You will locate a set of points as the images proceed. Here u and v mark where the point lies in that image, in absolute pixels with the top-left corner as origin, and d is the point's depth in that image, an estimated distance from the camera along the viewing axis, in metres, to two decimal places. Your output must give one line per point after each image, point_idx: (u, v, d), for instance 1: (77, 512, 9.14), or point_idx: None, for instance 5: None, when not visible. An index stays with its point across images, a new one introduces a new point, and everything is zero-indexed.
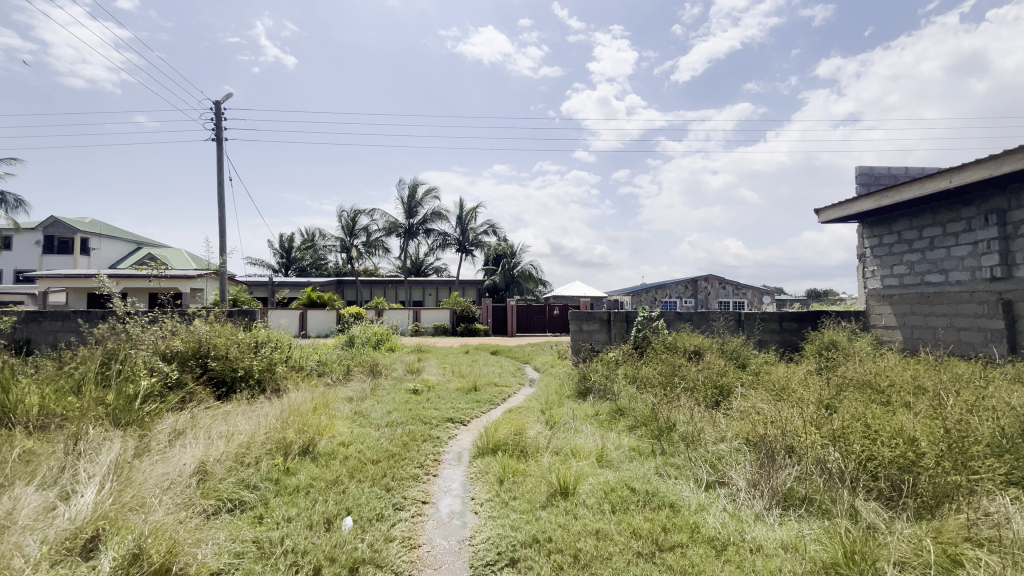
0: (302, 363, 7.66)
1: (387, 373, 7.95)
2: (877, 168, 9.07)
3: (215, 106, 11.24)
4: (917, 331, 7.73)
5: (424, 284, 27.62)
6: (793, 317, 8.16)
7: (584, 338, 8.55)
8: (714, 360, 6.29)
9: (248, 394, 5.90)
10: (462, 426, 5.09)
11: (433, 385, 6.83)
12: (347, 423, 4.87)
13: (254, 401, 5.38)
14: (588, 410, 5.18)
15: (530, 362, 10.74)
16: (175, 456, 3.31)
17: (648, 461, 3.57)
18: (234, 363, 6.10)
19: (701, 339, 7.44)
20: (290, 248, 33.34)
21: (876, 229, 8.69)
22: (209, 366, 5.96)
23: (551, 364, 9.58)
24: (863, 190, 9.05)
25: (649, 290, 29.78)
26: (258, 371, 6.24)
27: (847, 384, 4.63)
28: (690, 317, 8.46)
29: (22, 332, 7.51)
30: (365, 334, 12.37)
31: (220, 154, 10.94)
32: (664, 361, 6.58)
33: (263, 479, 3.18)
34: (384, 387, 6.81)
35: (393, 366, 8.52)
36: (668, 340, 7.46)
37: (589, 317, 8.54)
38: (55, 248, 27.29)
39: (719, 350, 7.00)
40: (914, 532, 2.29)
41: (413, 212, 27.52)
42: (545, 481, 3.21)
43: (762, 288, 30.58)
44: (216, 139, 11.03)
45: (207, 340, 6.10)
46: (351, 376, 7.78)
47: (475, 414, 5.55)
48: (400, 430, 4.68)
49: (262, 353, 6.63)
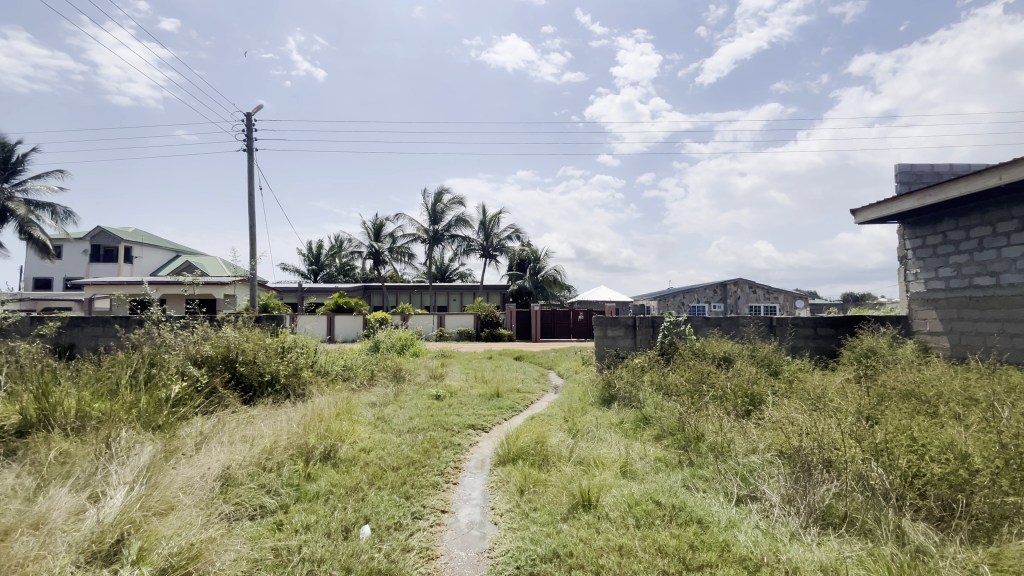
0: (327, 367, 7.76)
1: (410, 378, 7.97)
2: (919, 166, 8.64)
3: (246, 117, 11.58)
4: (965, 337, 7.27)
5: (448, 289, 27.83)
6: (828, 323, 7.80)
7: (608, 344, 8.39)
8: (744, 367, 6.06)
9: (273, 399, 5.99)
10: (483, 433, 5.04)
11: (456, 391, 6.80)
12: (368, 429, 4.88)
13: (279, 406, 5.45)
14: (612, 418, 5.05)
15: (554, 368, 10.63)
16: (200, 460, 3.36)
17: (674, 473, 3.43)
18: (261, 368, 6.21)
19: (731, 345, 7.21)
20: (318, 255, 34.11)
21: (920, 230, 8.25)
22: (237, 370, 6.09)
23: (574, 371, 9.44)
24: (903, 190, 8.63)
25: (676, 294, 29.25)
26: (284, 376, 6.35)
27: (890, 393, 4.37)
28: (719, 322, 8.21)
29: (66, 337, 7.88)
30: (390, 339, 12.49)
31: (250, 164, 11.27)
32: (692, 368, 6.39)
33: (284, 485, 3.19)
34: (407, 392, 6.82)
35: (416, 371, 8.54)
36: (696, 346, 7.26)
37: (614, 322, 8.38)
38: (101, 257, 28.65)
39: (750, 356, 6.75)
40: (970, 559, 2.10)
41: (437, 219, 27.83)
42: (566, 492, 3.12)
43: (795, 292, 29.63)
44: (247, 149, 11.38)
45: (235, 345, 6.23)
46: (375, 381, 7.84)
47: (496, 420, 5.49)
48: (421, 436, 4.67)
49: (288, 358, 6.74)
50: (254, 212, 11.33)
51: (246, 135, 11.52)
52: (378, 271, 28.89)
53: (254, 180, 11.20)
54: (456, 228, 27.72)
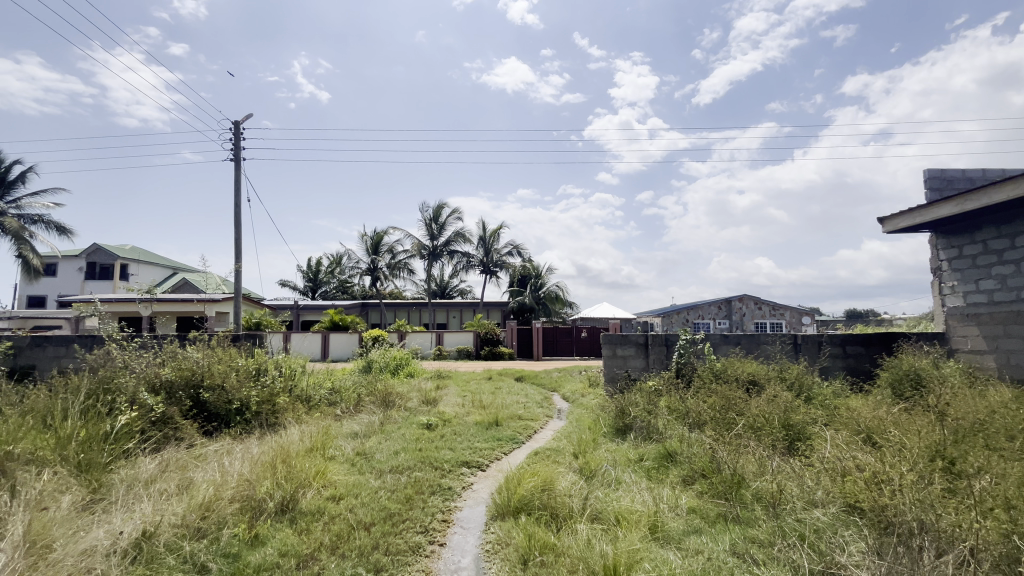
0: (310, 392, 7.00)
1: (400, 404, 7.23)
2: (949, 171, 8.06)
3: (235, 124, 11.06)
4: (1015, 356, 6.56)
5: (447, 306, 27.16)
6: (859, 340, 7.11)
7: (618, 365, 7.65)
8: (778, 392, 5.33)
9: (240, 430, 5.25)
10: (479, 472, 4.30)
11: (449, 418, 6.06)
12: (344, 468, 4.16)
13: (245, 439, 4.72)
14: (630, 454, 4.32)
15: (558, 389, 9.88)
16: (115, 521, 2.64)
17: (719, 535, 2.69)
18: (230, 394, 5.45)
19: (756, 366, 6.49)
20: (316, 272, 33.48)
21: (956, 240, 7.60)
22: (200, 397, 5.35)
23: (581, 393, 8.70)
24: (934, 196, 8.02)
25: (680, 311, 28.57)
26: (256, 403, 5.59)
27: (964, 427, 3.65)
28: (739, 340, 7.49)
29: (25, 358, 7.17)
30: (383, 358, 11.76)
31: (238, 173, 10.68)
32: (717, 393, 5.65)
33: (217, 557, 2.48)
34: (395, 421, 6.09)
35: (408, 395, 7.78)
36: (717, 368, 6.54)
37: (624, 340, 7.67)
38: (94, 274, 28.05)
39: (779, 379, 6.03)
40: None
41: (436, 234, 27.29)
42: (584, 565, 2.40)
43: (801, 309, 28.96)
44: (234, 158, 10.82)
45: (201, 368, 5.51)
46: (361, 407, 7.09)
47: (494, 455, 4.75)
48: (405, 477, 3.93)
49: (263, 382, 6.00)
50: (239, 224, 10.71)
51: (233, 145, 10.99)
52: (376, 287, 28.23)
53: (240, 190, 10.61)
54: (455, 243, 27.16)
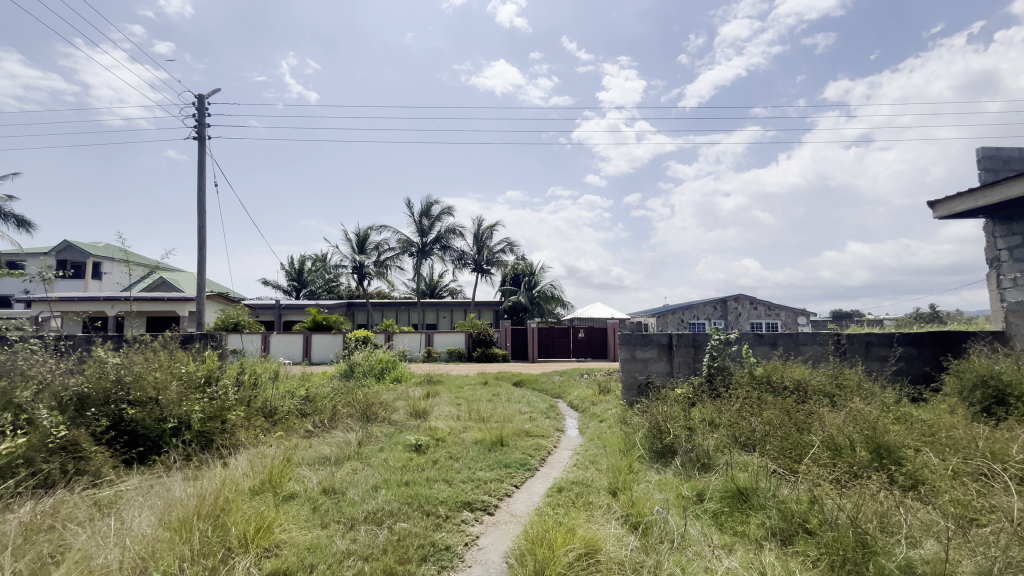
0: (275, 403, 5.84)
1: (383, 417, 6.10)
2: (1006, 150, 7.16)
3: (199, 98, 9.83)
4: None
5: (437, 306, 26.00)
6: (911, 341, 6.20)
7: (637, 369, 6.61)
8: (850, 405, 4.32)
9: (175, 456, 4.10)
10: (486, 518, 3.21)
11: (444, 437, 4.95)
12: (302, 516, 3.03)
13: (173, 473, 3.57)
14: (686, 495, 3.25)
15: (563, 397, 8.82)
16: None
17: None
18: (163, 411, 4.29)
19: (805, 371, 5.50)
20: (300, 271, 32.22)
21: (1018, 226, 6.70)
22: (123, 415, 4.18)
23: (591, 401, 7.65)
24: (989, 178, 7.13)
25: (675, 311, 27.85)
26: (200, 420, 4.42)
27: None
28: (775, 340, 6.50)
29: None
30: (367, 361, 10.60)
31: (200, 153, 9.42)
32: (771, 405, 4.62)
33: None
34: (376, 441, 4.96)
35: (393, 405, 6.66)
36: (759, 373, 5.54)
37: (644, 341, 6.62)
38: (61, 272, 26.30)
39: (839, 388, 5.03)
40: None
41: (426, 231, 26.07)
42: None
43: (797, 309, 28.35)
44: (198, 136, 9.57)
45: (127, 377, 4.33)
46: (337, 422, 5.96)
47: (503, 490, 3.66)
48: (385, 532, 2.84)
49: (212, 392, 4.82)
50: (204, 211, 9.44)
51: (198, 122, 9.71)
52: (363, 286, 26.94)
53: (204, 172, 9.36)
54: (446, 240, 26.00)
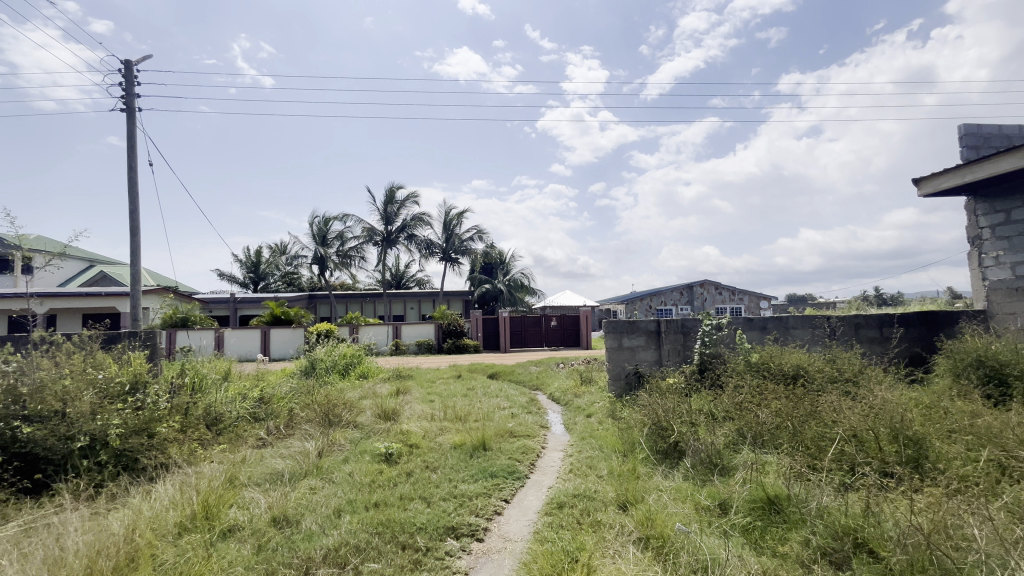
0: (221, 407, 5.06)
1: (348, 419, 5.43)
2: (987, 127, 7.06)
3: (126, 65, 8.66)
4: None
5: (404, 297, 25.10)
6: (895, 321, 6.03)
7: (625, 358, 6.17)
8: (860, 395, 4.01)
9: (83, 484, 3.34)
10: (474, 545, 2.66)
11: (418, 442, 4.36)
12: (240, 560, 2.39)
13: (73, 511, 2.83)
14: (707, 509, 2.78)
15: (541, 389, 8.36)
16: None
17: None
18: (69, 429, 3.50)
19: (802, 355, 5.20)
20: (257, 262, 30.55)
21: (1001, 204, 6.61)
22: (17, 436, 3.39)
23: (574, 393, 7.18)
24: (970, 155, 7.03)
25: (643, 298, 27.96)
26: (120, 435, 3.65)
27: None
28: (765, 324, 6.19)
29: None
30: (330, 356, 9.77)
31: (129, 126, 8.29)
32: (777, 396, 4.24)
33: None
34: (339, 450, 4.32)
35: (359, 406, 5.98)
36: (756, 360, 5.20)
37: (631, 329, 6.19)
38: None
39: (835, 374, 4.74)
40: None
41: (390, 218, 24.99)
42: None
43: (759, 293, 29.01)
44: (126, 108, 8.42)
45: (23, 388, 3.52)
46: (294, 428, 5.24)
47: (491, 508, 3.11)
48: None
49: (138, 400, 4.04)
50: (136, 193, 8.35)
51: (126, 92, 8.54)
52: (325, 277, 25.64)
53: (134, 148, 8.25)
54: (412, 228, 25.02)
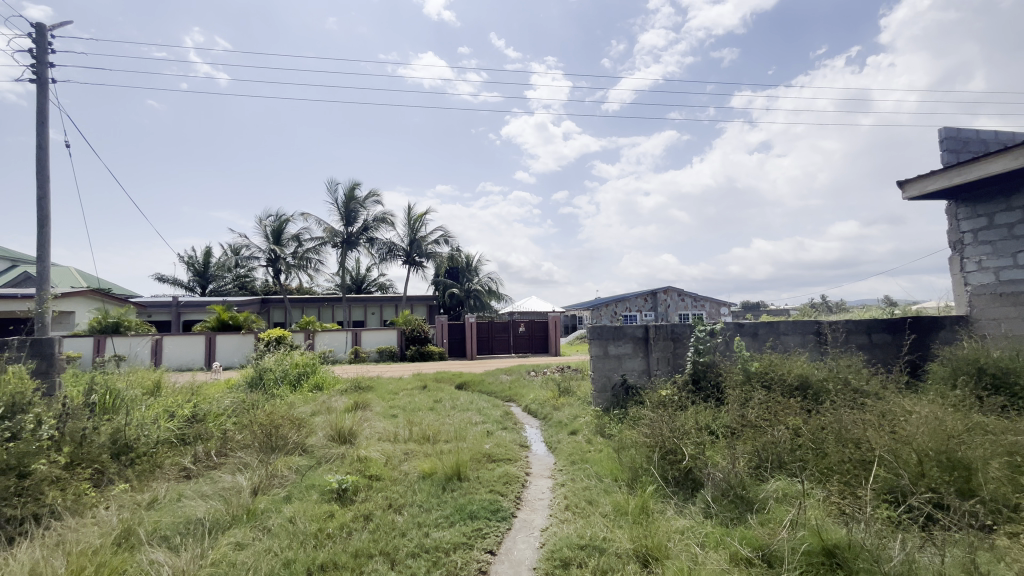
0: (135, 431, 4.12)
1: (295, 442, 4.60)
2: (966, 132, 7.01)
3: (39, 29, 7.48)
4: None
5: (366, 301, 23.78)
6: (886, 327, 5.79)
7: (611, 367, 5.62)
8: (882, 411, 3.60)
9: None
10: None
11: (379, 473, 3.61)
12: None
13: None
14: (752, 565, 2.20)
15: (516, 401, 7.70)
16: None
17: None
18: None
19: (802, 363, 4.79)
20: (206, 264, 28.55)
21: (983, 208, 6.52)
22: None
23: (553, 405, 6.57)
24: (950, 159, 6.95)
25: (608, 304, 27.88)
26: None
27: None
28: (756, 330, 5.79)
29: None
30: (280, 366, 8.76)
31: (40, 99, 7.12)
32: (791, 410, 3.77)
33: None
34: (279, 485, 3.51)
35: (310, 425, 5.14)
36: (756, 369, 4.75)
37: (617, 335, 5.65)
38: None
39: (842, 385, 4.34)
40: None
41: (351, 219, 23.81)
42: None
43: (720, 300, 29.56)
44: (37, 78, 7.24)
45: None
46: (228, 455, 4.37)
47: (474, 564, 2.45)
48: None
49: (10, 428, 3.10)
50: (46, 176, 7.16)
51: (36, 60, 7.38)
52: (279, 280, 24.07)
53: (45, 124, 7.08)
54: (374, 230, 23.92)
